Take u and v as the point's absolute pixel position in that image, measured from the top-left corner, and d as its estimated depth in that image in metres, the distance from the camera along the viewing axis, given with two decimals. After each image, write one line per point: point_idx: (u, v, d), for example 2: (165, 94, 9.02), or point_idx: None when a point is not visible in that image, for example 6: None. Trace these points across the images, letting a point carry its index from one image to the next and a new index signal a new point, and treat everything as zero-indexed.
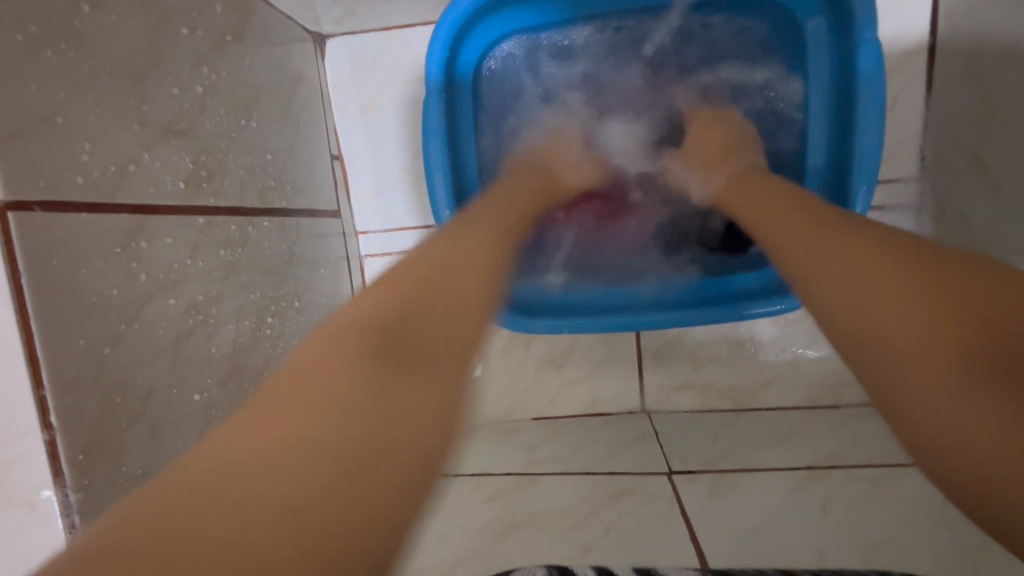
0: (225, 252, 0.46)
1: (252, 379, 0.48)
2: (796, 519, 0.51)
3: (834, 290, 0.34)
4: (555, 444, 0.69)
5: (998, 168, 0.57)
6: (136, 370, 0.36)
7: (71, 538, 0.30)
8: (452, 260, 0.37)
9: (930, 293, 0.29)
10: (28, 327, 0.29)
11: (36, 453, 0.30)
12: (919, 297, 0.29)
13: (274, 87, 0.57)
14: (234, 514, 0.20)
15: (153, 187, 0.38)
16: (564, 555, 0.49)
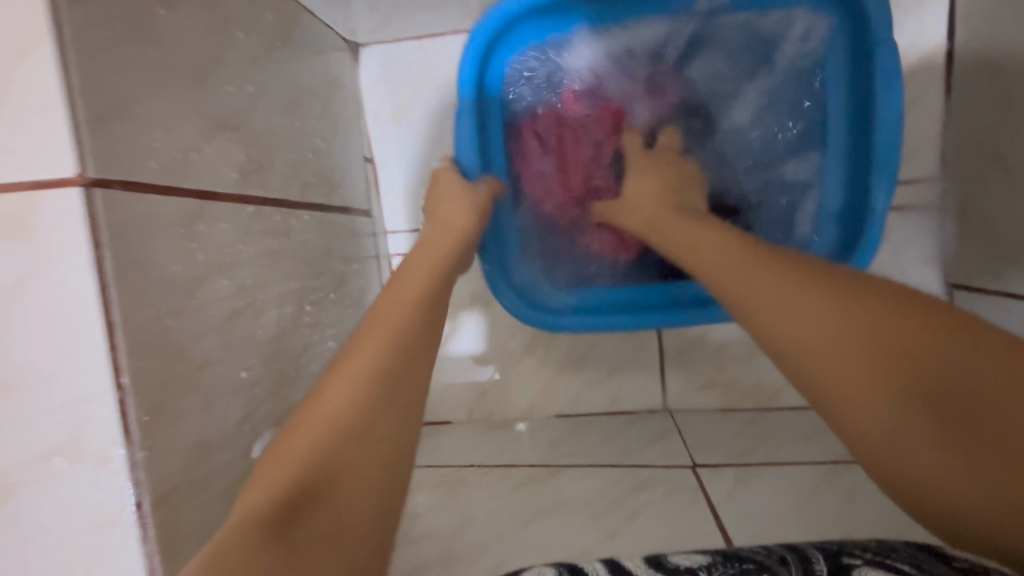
0: (271, 239, 0.49)
1: (291, 362, 0.51)
2: (821, 509, 0.51)
3: (820, 342, 0.36)
4: (578, 439, 0.70)
5: (1018, 164, 0.58)
6: (194, 343, 0.38)
7: (136, 493, 0.33)
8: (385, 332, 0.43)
9: (926, 355, 0.33)
10: (107, 293, 0.32)
11: (108, 411, 0.32)
12: (910, 359, 0.33)
13: (315, 91, 0.61)
14: None
15: (212, 174, 0.41)
16: (590, 541, 0.50)
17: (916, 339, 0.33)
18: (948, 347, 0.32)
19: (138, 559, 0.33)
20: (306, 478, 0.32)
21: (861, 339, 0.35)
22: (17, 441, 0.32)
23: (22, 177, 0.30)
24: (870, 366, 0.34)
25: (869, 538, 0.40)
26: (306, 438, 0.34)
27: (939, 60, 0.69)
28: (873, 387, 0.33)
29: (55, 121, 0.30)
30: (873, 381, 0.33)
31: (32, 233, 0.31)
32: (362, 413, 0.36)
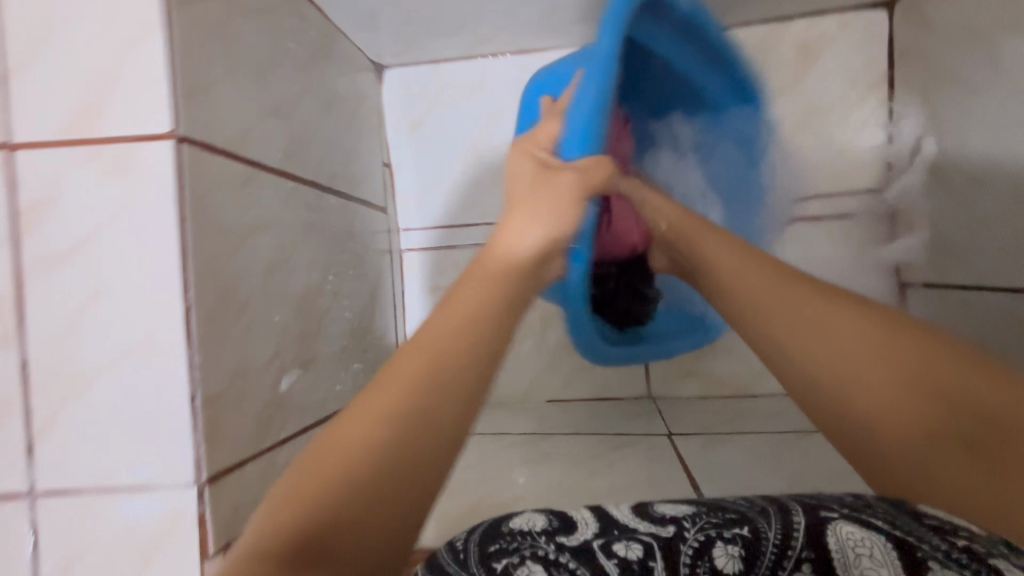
0: (304, 212, 0.58)
1: (315, 319, 0.58)
2: (779, 464, 0.57)
3: (837, 366, 0.41)
4: (567, 417, 0.76)
5: (950, 175, 0.66)
6: (242, 282, 0.46)
7: (191, 389, 0.40)
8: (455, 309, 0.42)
9: (932, 380, 0.37)
10: (184, 224, 0.40)
11: (176, 319, 0.40)
12: (919, 384, 0.38)
13: (345, 99, 0.71)
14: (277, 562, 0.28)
15: (263, 150, 0.51)
16: (571, 485, 0.56)
17: (932, 366, 0.38)
18: (973, 381, 0.36)
19: (190, 444, 0.40)
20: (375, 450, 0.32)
21: (877, 365, 0.40)
22: (101, 342, 0.40)
23: (127, 132, 0.39)
24: (884, 389, 0.39)
25: (841, 496, 0.45)
26: (374, 403, 0.35)
27: (881, 91, 0.76)
28: (903, 425, 0.38)
29: (159, 90, 0.39)
30: (883, 402, 0.39)
31: (131, 175, 0.40)
32: (420, 399, 0.35)
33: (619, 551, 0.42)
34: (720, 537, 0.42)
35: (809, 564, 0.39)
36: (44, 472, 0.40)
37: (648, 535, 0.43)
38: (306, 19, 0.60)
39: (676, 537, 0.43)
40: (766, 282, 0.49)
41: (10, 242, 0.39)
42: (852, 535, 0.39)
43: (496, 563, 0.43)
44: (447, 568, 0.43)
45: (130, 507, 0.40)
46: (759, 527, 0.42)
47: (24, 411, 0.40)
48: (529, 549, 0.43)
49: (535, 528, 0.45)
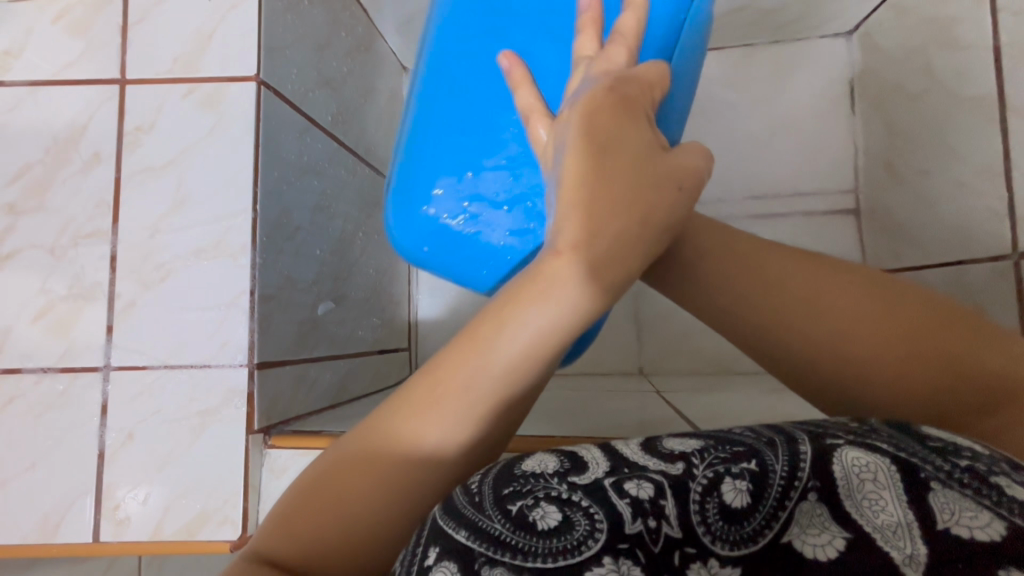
0: (343, 171, 0.66)
1: (345, 264, 0.65)
2: (755, 409, 0.63)
3: (839, 348, 0.35)
4: (564, 384, 0.81)
5: (906, 171, 0.75)
6: (294, 211, 0.54)
7: (251, 285, 0.47)
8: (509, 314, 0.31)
9: (942, 351, 0.33)
10: (258, 149, 0.49)
11: (244, 225, 0.48)
12: (933, 356, 0.33)
13: (381, 89, 0.81)
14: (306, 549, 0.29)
15: (317, 110, 0.60)
16: (566, 419, 0.61)
17: (937, 336, 0.33)
18: (977, 351, 0.32)
19: (246, 330, 0.47)
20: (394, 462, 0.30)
21: (885, 338, 0.34)
22: (179, 241, 0.47)
23: (220, 73, 0.49)
24: (895, 366, 0.33)
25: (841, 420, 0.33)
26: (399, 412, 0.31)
27: (845, 106, 0.87)
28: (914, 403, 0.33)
29: (249, 43, 0.49)
30: (895, 383, 0.33)
31: (220, 108, 0.49)
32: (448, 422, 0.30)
33: (629, 490, 0.28)
34: (726, 472, 0.28)
35: (816, 492, 0.28)
36: (118, 349, 0.46)
37: (656, 473, 0.29)
38: (355, 16, 0.71)
39: (685, 475, 0.28)
40: (742, 254, 0.42)
41: (114, 156, 0.48)
42: (858, 460, 0.28)
43: (512, 505, 0.28)
44: (458, 512, 0.29)
45: (191, 381, 0.46)
46: (769, 458, 0.28)
47: (108, 296, 0.47)
48: (542, 491, 0.29)
49: (548, 468, 0.30)
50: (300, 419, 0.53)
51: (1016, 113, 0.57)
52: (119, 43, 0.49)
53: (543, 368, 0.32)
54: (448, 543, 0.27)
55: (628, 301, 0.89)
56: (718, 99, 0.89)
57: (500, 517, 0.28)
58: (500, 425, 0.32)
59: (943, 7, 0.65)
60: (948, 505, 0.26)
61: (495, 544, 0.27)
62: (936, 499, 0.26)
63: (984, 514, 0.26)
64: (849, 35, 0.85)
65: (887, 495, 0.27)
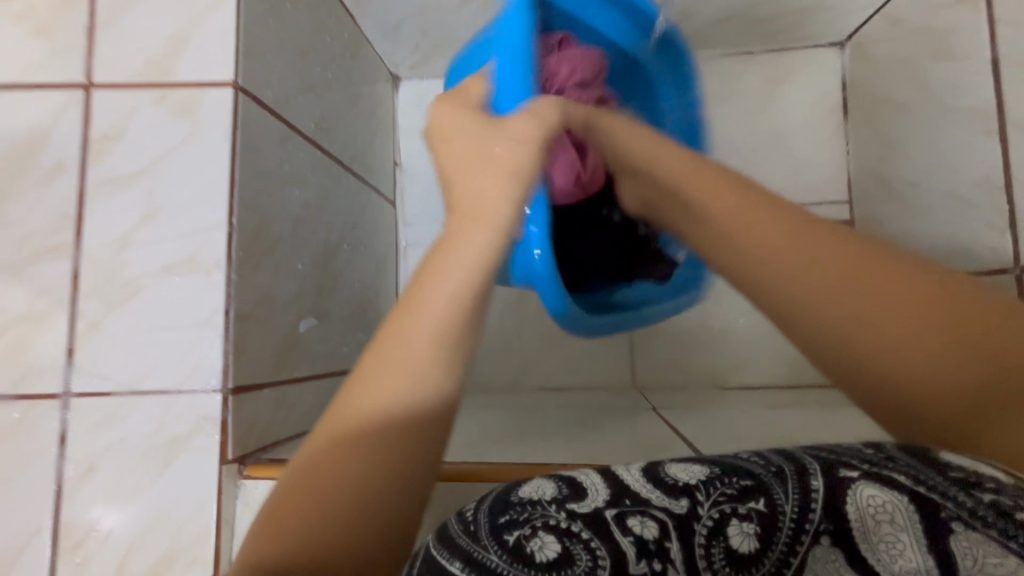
0: (327, 181, 0.63)
1: (329, 279, 0.63)
2: (752, 427, 0.61)
3: (867, 325, 0.32)
4: (556, 400, 0.79)
5: (899, 182, 0.74)
6: (274, 223, 0.51)
7: (226, 303, 0.44)
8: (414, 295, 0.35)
9: (980, 332, 0.30)
10: (234, 158, 0.46)
11: (219, 239, 0.45)
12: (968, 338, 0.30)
13: (367, 96, 0.78)
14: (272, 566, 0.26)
15: (299, 118, 0.57)
16: (560, 439, 0.59)
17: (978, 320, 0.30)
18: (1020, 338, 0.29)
19: (220, 353, 0.43)
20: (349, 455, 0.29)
21: (918, 320, 0.31)
22: (149, 256, 0.44)
23: (194, 78, 0.46)
24: (926, 348, 0.31)
25: (856, 445, 0.32)
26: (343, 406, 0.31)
27: (838, 117, 0.86)
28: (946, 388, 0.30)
29: (226, 46, 0.46)
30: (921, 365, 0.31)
31: (194, 114, 0.46)
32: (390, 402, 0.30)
33: (633, 527, 0.29)
34: (732, 513, 0.29)
35: (828, 534, 0.28)
36: (80, 373, 0.43)
37: (660, 510, 0.30)
38: (341, 21, 0.69)
39: (691, 515, 0.29)
40: (768, 226, 0.38)
41: (78, 165, 0.45)
42: (874, 500, 0.28)
43: (509, 535, 0.30)
44: (456, 543, 0.30)
45: (160, 408, 0.43)
46: (777, 498, 0.29)
47: (70, 315, 0.43)
48: (540, 520, 0.30)
49: (545, 496, 0.32)
50: (279, 445, 0.49)
51: (1015, 126, 0.55)
52: (85, 46, 0.46)
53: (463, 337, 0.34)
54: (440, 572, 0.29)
55: None
56: (712, 109, 0.88)
57: (497, 549, 0.29)
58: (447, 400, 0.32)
59: (936, 19, 0.64)
60: (972, 552, 0.26)
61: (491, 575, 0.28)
62: (958, 542, 0.26)
63: (1010, 561, 0.25)
64: (842, 46, 0.85)
65: (905, 538, 0.27)
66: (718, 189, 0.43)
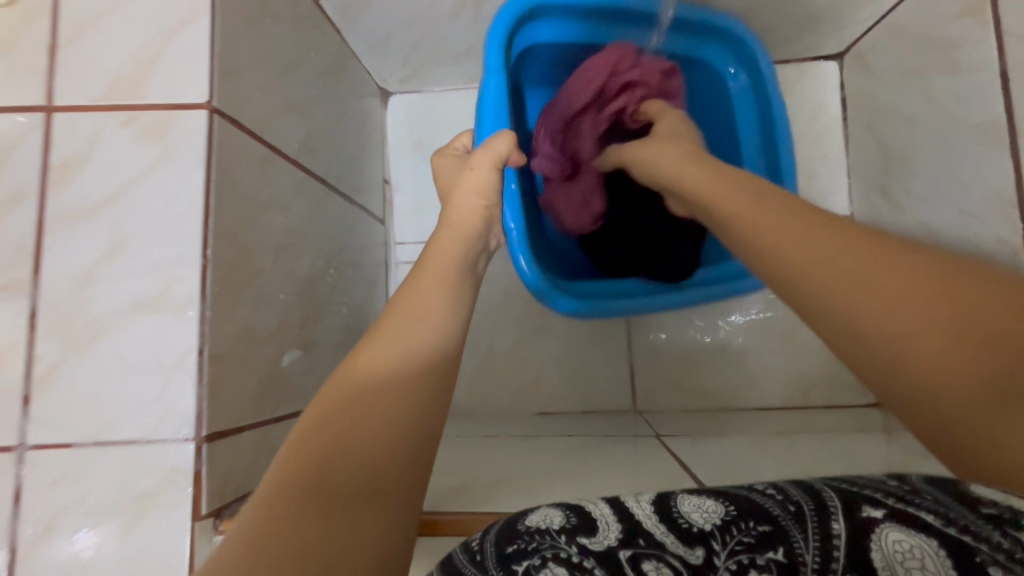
0: (313, 204, 0.60)
1: (315, 306, 0.59)
2: (761, 456, 0.59)
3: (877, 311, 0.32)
4: (555, 425, 0.76)
5: (905, 198, 0.72)
6: (254, 252, 0.48)
7: (199, 343, 0.41)
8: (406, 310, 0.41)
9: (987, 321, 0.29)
10: (209, 186, 0.42)
11: (192, 273, 0.41)
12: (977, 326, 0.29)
13: (355, 112, 0.75)
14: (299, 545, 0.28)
15: (282, 138, 0.54)
16: (562, 472, 0.56)
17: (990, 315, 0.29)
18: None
19: (192, 398, 0.40)
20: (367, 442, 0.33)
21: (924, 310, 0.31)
22: (116, 293, 0.41)
23: (166, 100, 0.43)
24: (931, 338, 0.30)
25: (888, 482, 0.33)
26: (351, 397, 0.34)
27: (837, 130, 0.84)
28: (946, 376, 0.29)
29: (201, 66, 0.43)
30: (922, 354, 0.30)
31: (165, 139, 0.42)
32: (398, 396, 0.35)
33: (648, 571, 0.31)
34: (751, 562, 0.30)
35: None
36: (37, 423, 0.39)
37: (676, 558, 0.31)
38: (326, 36, 0.66)
39: (706, 563, 0.31)
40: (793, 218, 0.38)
41: (37, 195, 0.41)
42: (899, 544, 0.28)
43: (517, 565, 0.31)
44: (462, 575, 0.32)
45: (125, 460, 0.39)
46: (797, 546, 0.30)
47: (26, 359, 0.39)
48: (550, 552, 0.32)
49: (554, 526, 0.34)
50: None
51: None
52: (46, 66, 0.43)
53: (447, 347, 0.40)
54: None
55: (621, 335, 0.84)
56: None
57: None
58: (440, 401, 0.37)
59: (941, 31, 0.62)
60: None
61: None
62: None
63: None
64: (840, 59, 0.83)
65: None
66: (745, 188, 0.43)
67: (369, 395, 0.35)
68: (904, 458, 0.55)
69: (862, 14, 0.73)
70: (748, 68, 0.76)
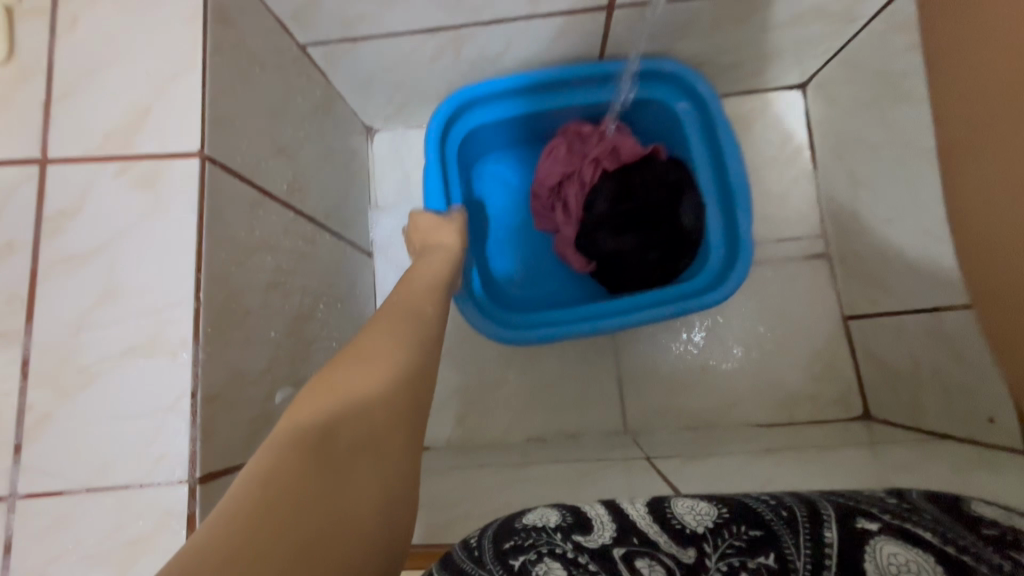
0: (302, 242, 0.62)
1: (305, 343, 0.60)
2: (749, 473, 0.60)
3: None
4: (547, 452, 0.76)
5: (873, 219, 0.75)
6: (244, 293, 0.49)
7: (192, 385, 0.41)
8: (378, 333, 0.46)
9: None
10: (201, 230, 0.43)
11: (185, 316, 0.42)
12: None
13: (342, 150, 0.78)
14: (285, 515, 0.28)
15: (271, 181, 0.55)
16: (555, 499, 0.57)
17: None
18: None
19: (186, 439, 0.40)
20: (348, 434, 0.35)
21: None
22: (108, 338, 0.41)
23: (158, 150, 0.44)
24: None
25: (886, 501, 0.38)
26: (327, 394, 0.37)
27: (805, 155, 0.89)
28: None
29: (193, 116, 0.45)
30: None
31: (158, 187, 0.44)
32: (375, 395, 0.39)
33: (642, 569, 0.35)
34: (743, 566, 0.35)
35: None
36: (28, 472, 0.39)
37: (669, 557, 0.36)
38: (312, 79, 0.69)
39: (698, 563, 0.36)
40: None
41: (30, 245, 0.42)
42: (895, 557, 0.32)
43: (515, 560, 0.36)
44: (461, 566, 0.37)
45: (117, 504, 0.39)
46: (788, 550, 0.35)
47: (18, 408, 0.40)
48: (547, 549, 0.37)
49: (550, 525, 0.40)
50: None
51: None
52: (41, 121, 0.44)
53: (416, 362, 0.44)
54: None
55: (609, 359, 0.85)
56: None
57: (500, 571, 0.36)
58: (415, 412, 0.41)
59: (894, 64, 0.67)
60: None
61: None
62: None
63: None
64: (803, 88, 0.88)
65: None
66: None
67: (352, 397, 0.38)
68: (887, 471, 0.57)
69: (821, 48, 0.78)
70: (696, 101, 0.79)
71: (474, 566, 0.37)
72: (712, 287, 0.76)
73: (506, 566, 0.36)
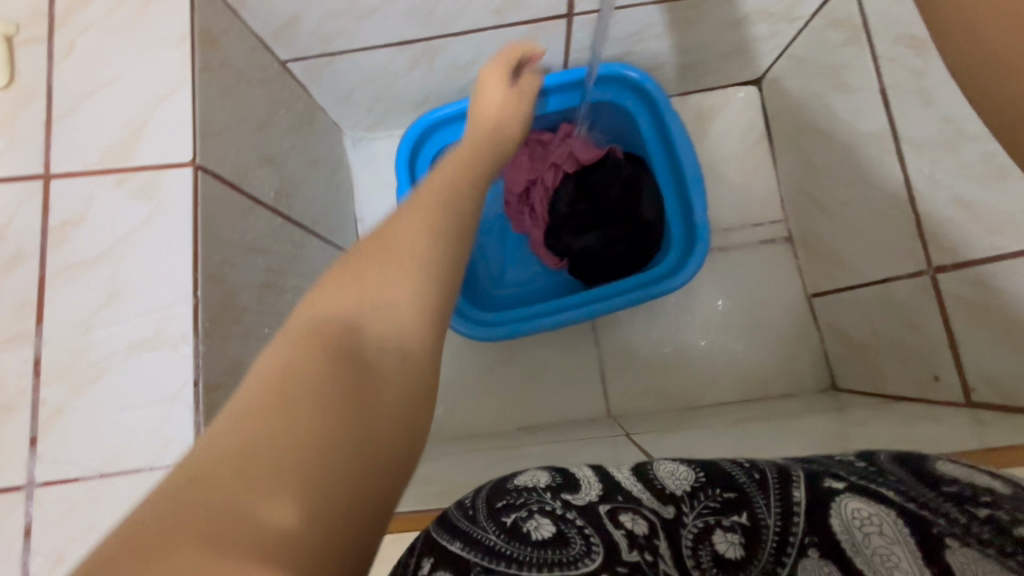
0: (291, 245, 0.65)
1: None
2: (721, 442, 0.65)
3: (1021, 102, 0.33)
4: (535, 436, 0.80)
5: (827, 202, 0.81)
6: (239, 291, 0.52)
7: (194, 376, 0.44)
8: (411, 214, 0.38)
9: None
10: (196, 233, 0.47)
11: (185, 312, 0.45)
12: None
13: (325, 159, 0.82)
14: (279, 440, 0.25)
15: (259, 188, 0.59)
16: None
17: None
18: None
19: (191, 425, 0.44)
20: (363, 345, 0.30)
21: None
22: (114, 336, 0.45)
23: (154, 161, 0.48)
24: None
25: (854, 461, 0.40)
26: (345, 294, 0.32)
27: (765, 145, 0.94)
28: None
29: (184, 130, 0.49)
30: None
31: (155, 195, 0.47)
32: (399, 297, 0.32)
33: (626, 523, 0.38)
34: (719, 524, 0.38)
35: (816, 547, 0.36)
36: (45, 461, 0.42)
37: (651, 512, 0.39)
38: (294, 93, 0.73)
39: (677, 521, 0.39)
40: None
41: (39, 253, 0.46)
42: (857, 512, 0.36)
43: (507, 518, 0.40)
44: (458, 524, 0.40)
45: (130, 487, 0.42)
46: (759, 510, 0.38)
47: (33, 404, 0.43)
48: (538, 506, 0.40)
49: (540, 484, 0.43)
50: None
51: (908, 145, 0.62)
52: (43, 139, 0.48)
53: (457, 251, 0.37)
54: (445, 546, 0.39)
55: (590, 346, 0.90)
56: None
57: (494, 527, 0.39)
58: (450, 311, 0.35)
59: (834, 57, 0.73)
60: (971, 566, 0.31)
61: (491, 552, 0.38)
62: (954, 557, 0.32)
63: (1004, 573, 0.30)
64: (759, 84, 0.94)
65: (897, 549, 0.34)
66: None
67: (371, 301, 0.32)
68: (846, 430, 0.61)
69: (771, 46, 0.83)
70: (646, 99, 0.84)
71: (469, 523, 0.40)
72: (675, 271, 0.80)
73: (500, 523, 0.39)
